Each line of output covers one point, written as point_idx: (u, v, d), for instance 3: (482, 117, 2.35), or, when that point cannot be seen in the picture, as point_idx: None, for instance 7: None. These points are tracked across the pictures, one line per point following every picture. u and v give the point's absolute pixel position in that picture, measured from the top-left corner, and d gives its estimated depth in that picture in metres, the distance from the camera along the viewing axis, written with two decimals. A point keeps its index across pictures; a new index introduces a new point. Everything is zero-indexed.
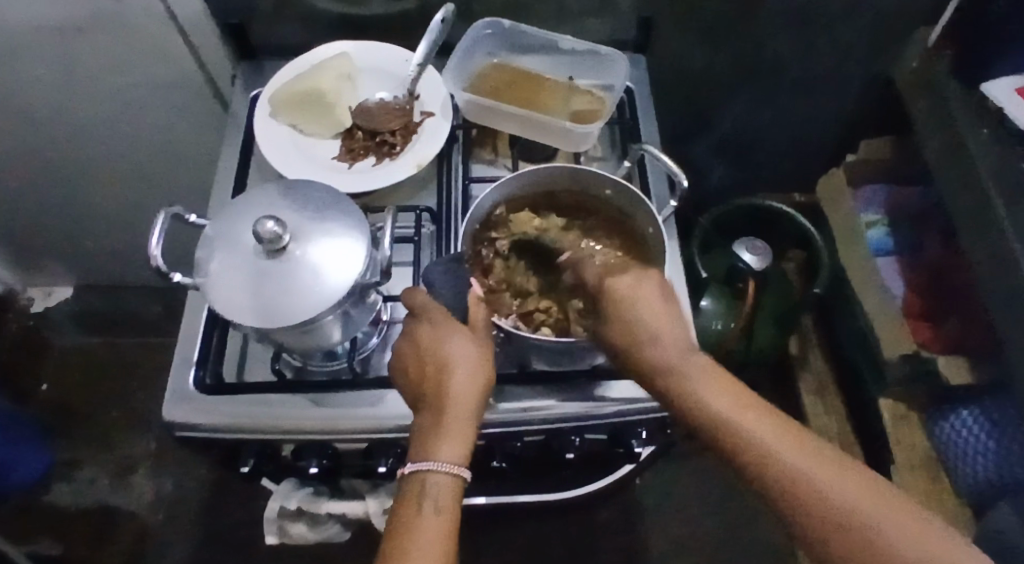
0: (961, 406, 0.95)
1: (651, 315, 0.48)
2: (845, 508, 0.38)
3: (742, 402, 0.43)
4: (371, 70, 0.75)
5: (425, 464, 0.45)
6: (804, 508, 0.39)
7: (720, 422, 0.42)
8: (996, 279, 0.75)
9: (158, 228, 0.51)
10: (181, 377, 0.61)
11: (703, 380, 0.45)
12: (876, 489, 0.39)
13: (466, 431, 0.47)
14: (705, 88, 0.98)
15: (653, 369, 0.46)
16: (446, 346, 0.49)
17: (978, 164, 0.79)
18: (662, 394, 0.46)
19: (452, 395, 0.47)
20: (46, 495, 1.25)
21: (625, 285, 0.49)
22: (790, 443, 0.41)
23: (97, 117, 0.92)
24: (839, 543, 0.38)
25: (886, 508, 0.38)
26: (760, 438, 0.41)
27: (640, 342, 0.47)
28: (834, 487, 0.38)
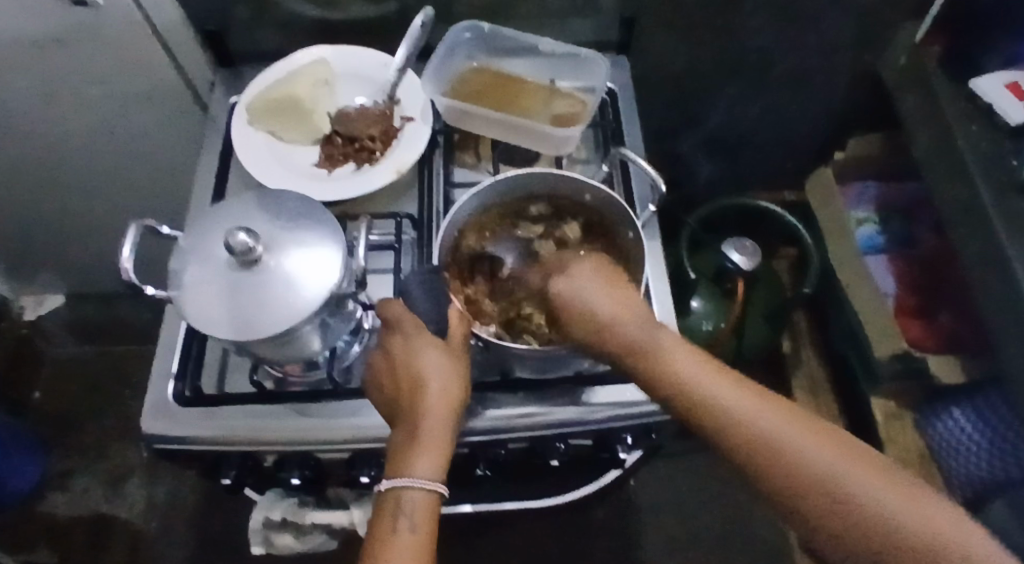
0: (954, 405, 0.95)
1: (607, 303, 0.47)
2: (821, 469, 0.37)
3: (713, 371, 0.43)
4: (350, 75, 0.74)
5: (399, 481, 0.45)
6: (780, 472, 0.38)
7: (688, 394, 0.42)
8: (985, 275, 0.74)
9: (130, 241, 0.50)
10: (160, 390, 0.60)
11: (672, 353, 0.44)
12: (857, 453, 0.38)
13: (441, 445, 0.46)
14: (692, 87, 0.97)
15: (620, 353, 0.46)
16: (419, 359, 0.48)
17: (966, 160, 0.78)
18: (631, 373, 0.46)
19: (427, 410, 0.47)
20: (40, 505, 1.25)
21: (575, 278, 0.49)
22: (763, 407, 0.40)
23: (79, 126, 0.91)
24: (816, 508, 0.37)
25: (864, 469, 0.37)
26: (732, 406, 0.40)
27: (603, 329, 0.47)
28: (809, 450, 0.38)
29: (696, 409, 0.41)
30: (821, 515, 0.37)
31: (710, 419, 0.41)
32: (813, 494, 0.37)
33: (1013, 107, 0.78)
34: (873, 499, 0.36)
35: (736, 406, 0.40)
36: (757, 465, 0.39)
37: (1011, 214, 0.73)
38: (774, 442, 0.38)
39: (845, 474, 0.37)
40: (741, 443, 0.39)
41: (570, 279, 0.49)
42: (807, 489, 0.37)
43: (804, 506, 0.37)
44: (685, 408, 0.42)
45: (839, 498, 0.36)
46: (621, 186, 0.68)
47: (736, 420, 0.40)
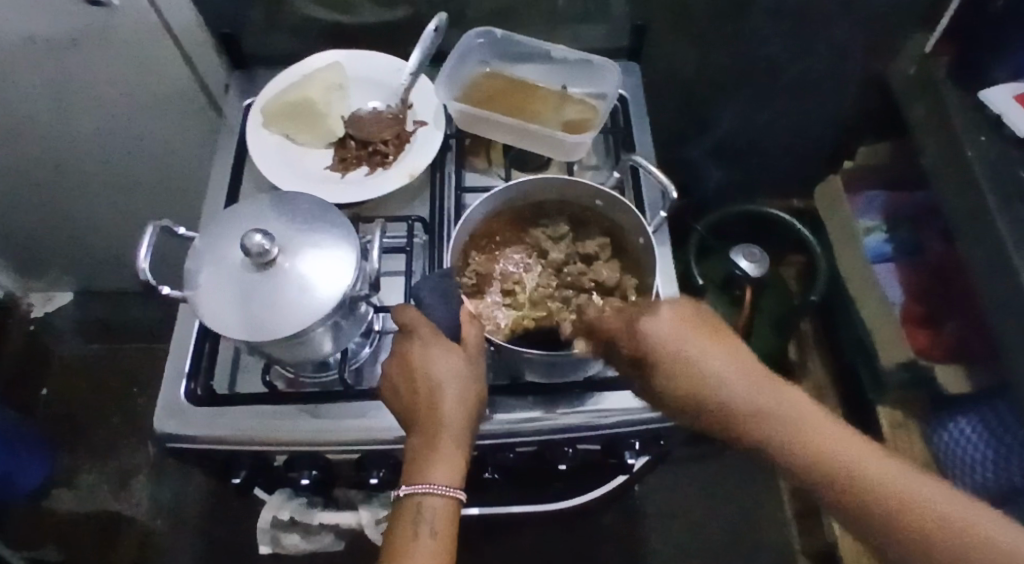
0: (960, 415, 0.93)
1: (709, 354, 0.46)
2: (948, 523, 0.39)
3: (825, 428, 0.43)
4: (363, 79, 0.75)
5: (418, 488, 0.46)
6: (910, 528, 0.39)
7: (804, 452, 0.43)
8: (993, 286, 0.74)
9: (147, 241, 0.51)
10: (173, 389, 0.61)
11: (779, 409, 0.44)
12: (970, 503, 0.40)
13: (458, 452, 0.47)
14: (701, 94, 0.97)
15: (724, 408, 0.45)
16: (433, 367, 0.48)
17: (975, 170, 0.78)
18: (735, 428, 0.46)
19: (444, 417, 0.47)
20: (47, 502, 1.25)
21: (671, 329, 0.47)
22: (880, 461, 0.42)
23: (93, 127, 0.92)
24: (953, 562, 0.38)
25: (986, 519, 0.39)
26: (848, 466, 0.42)
27: (707, 383, 0.46)
28: (933, 503, 0.39)
29: (815, 467, 0.42)
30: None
31: (830, 476, 0.42)
32: (946, 549, 0.38)
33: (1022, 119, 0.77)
34: (1001, 548, 0.37)
35: (856, 463, 0.42)
36: (886, 523, 0.40)
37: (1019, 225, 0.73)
38: (901, 497, 0.40)
39: (973, 527, 0.38)
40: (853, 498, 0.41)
41: (665, 330, 0.47)
42: (938, 544, 0.38)
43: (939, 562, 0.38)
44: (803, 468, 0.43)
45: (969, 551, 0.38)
46: (631, 192, 0.69)
47: (857, 479, 0.41)
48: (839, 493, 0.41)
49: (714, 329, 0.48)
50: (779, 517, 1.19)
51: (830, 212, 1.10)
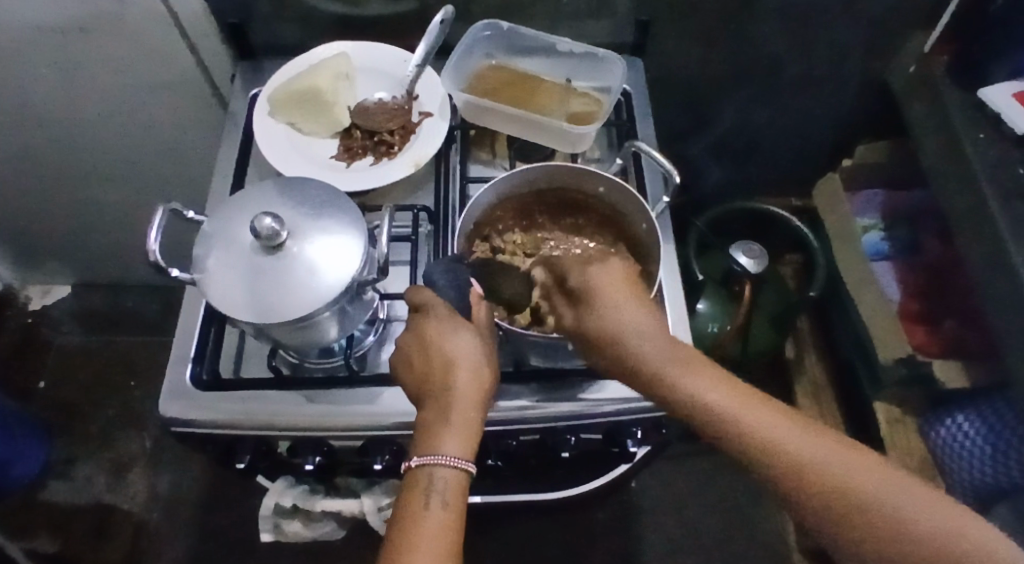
0: (958, 411, 0.94)
1: (628, 309, 0.48)
2: (850, 483, 0.39)
3: (735, 392, 0.44)
4: (369, 70, 0.76)
5: (430, 458, 0.46)
6: (810, 487, 0.40)
7: (709, 410, 0.43)
8: (992, 282, 0.75)
9: (156, 223, 0.51)
10: (178, 372, 0.61)
11: (690, 372, 0.45)
12: (884, 468, 0.40)
13: (470, 426, 0.48)
14: (703, 90, 0.98)
15: (637, 364, 0.46)
16: (449, 342, 0.49)
17: (973, 166, 0.79)
18: (646, 385, 0.46)
19: (456, 392, 0.48)
20: (42, 492, 1.25)
21: (597, 280, 0.50)
22: (789, 426, 0.42)
23: (97, 115, 0.92)
24: (846, 520, 0.38)
25: (892, 481, 0.39)
26: (768, 431, 0.42)
27: (620, 336, 0.47)
28: (836, 464, 0.40)
29: (722, 427, 0.42)
30: (848, 527, 0.38)
31: (737, 435, 0.42)
32: (842, 507, 0.39)
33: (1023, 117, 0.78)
34: (906, 512, 0.38)
35: (765, 427, 0.42)
36: (790, 480, 0.40)
37: (1018, 221, 0.74)
38: (803, 459, 0.40)
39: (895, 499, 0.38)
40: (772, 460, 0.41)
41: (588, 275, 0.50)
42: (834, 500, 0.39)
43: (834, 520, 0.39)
44: (710, 427, 0.43)
45: (870, 509, 0.38)
46: (635, 182, 0.70)
47: (767, 442, 0.41)
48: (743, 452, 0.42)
49: (638, 286, 0.50)
50: (775, 513, 1.20)
51: (829, 210, 1.10)
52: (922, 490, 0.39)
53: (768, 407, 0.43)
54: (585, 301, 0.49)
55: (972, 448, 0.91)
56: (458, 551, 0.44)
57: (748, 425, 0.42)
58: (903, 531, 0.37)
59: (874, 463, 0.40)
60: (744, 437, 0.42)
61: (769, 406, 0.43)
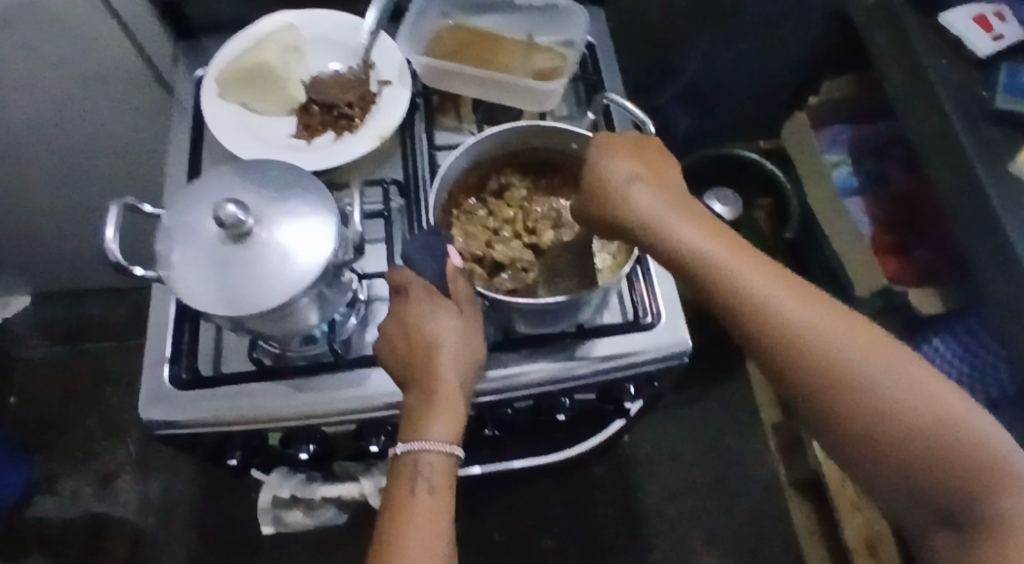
0: (933, 334, 0.92)
1: (630, 177, 0.49)
2: (834, 350, 0.40)
3: (751, 262, 0.43)
4: (320, 41, 0.72)
5: (415, 445, 0.46)
6: (801, 352, 0.40)
7: (714, 268, 0.44)
8: (961, 205, 0.76)
9: (111, 221, 0.48)
10: (155, 375, 0.59)
11: (689, 230, 0.46)
12: (872, 334, 0.40)
13: (457, 408, 0.47)
14: (664, 36, 0.96)
15: (644, 227, 0.47)
16: (432, 323, 0.48)
17: (936, 91, 0.79)
18: (644, 242, 0.48)
19: (440, 375, 0.47)
20: (28, 510, 1.22)
21: (614, 162, 0.50)
22: (798, 296, 0.42)
23: (33, 113, 0.87)
24: (823, 381, 0.40)
25: (876, 349, 0.40)
26: (756, 290, 0.42)
27: (632, 208, 0.48)
28: (818, 329, 0.40)
29: (713, 282, 0.43)
30: (823, 389, 0.40)
31: (738, 297, 0.42)
32: (825, 374, 0.39)
33: (981, 40, 0.80)
34: (884, 384, 0.38)
35: (760, 290, 0.42)
36: (782, 346, 0.41)
37: (983, 143, 0.75)
38: (795, 324, 0.41)
39: (874, 366, 0.39)
40: (757, 318, 0.42)
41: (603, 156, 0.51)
42: (821, 364, 0.40)
43: (814, 389, 0.40)
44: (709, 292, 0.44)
45: (853, 379, 0.39)
46: (606, 135, 0.68)
47: (770, 308, 0.41)
48: (743, 316, 0.42)
49: (648, 156, 0.51)
50: (764, 451, 1.23)
51: (799, 150, 1.10)
52: (918, 371, 0.39)
53: (778, 276, 0.43)
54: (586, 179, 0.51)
55: (951, 369, 0.88)
56: (450, 533, 0.45)
57: (743, 283, 0.43)
58: (880, 405, 0.38)
59: (878, 342, 0.40)
60: (731, 290, 0.43)
61: (769, 270, 0.44)
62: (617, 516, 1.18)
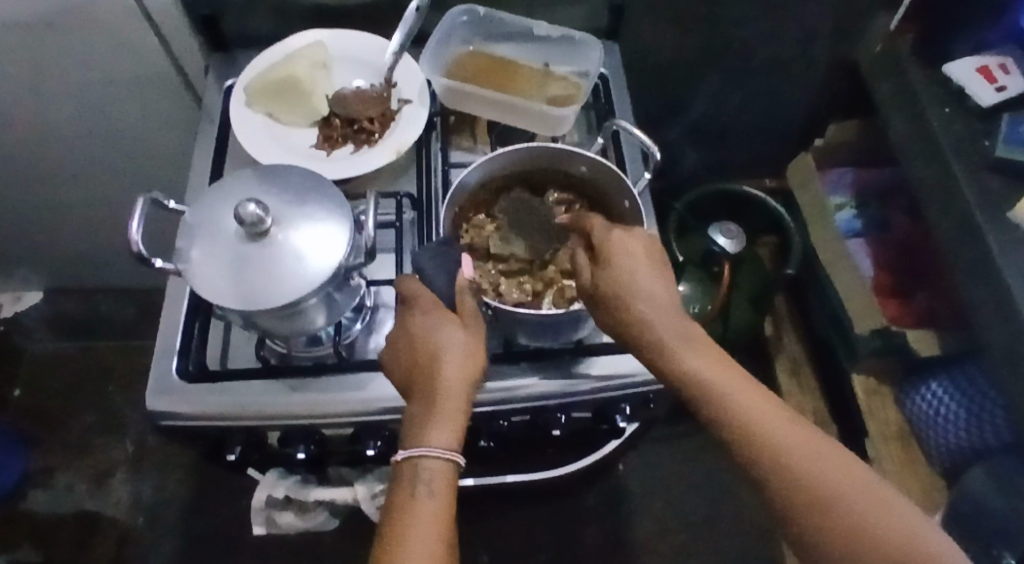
0: (931, 378, 0.95)
1: (641, 271, 0.50)
2: (810, 474, 0.40)
3: (736, 383, 0.45)
4: (346, 59, 0.75)
5: (417, 450, 0.47)
6: (781, 480, 0.40)
7: (707, 388, 0.45)
8: (960, 250, 0.78)
9: (138, 214, 0.51)
10: (164, 366, 0.60)
11: (684, 345, 0.47)
12: (851, 465, 0.40)
13: (458, 417, 0.49)
14: (677, 73, 0.99)
15: (642, 330, 0.48)
16: (437, 334, 0.50)
17: (938, 138, 0.81)
18: (641, 351, 0.49)
19: (444, 382, 0.49)
20: (21, 503, 1.23)
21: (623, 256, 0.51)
22: (777, 419, 0.42)
23: (66, 113, 0.90)
24: (804, 509, 0.39)
25: (853, 480, 0.39)
26: (742, 410, 0.43)
27: (638, 318, 0.48)
28: (792, 452, 0.41)
29: (704, 398, 0.45)
30: (806, 516, 0.39)
31: (722, 416, 0.44)
32: (805, 499, 0.39)
33: (983, 90, 0.82)
34: (863, 515, 0.38)
35: (744, 409, 0.43)
36: (765, 469, 0.41)
37: (983, 190, 0.77)
38: (773, 444, 0.41)
39: (849, 498, 0.39)
40: (740, 438, 0.42)
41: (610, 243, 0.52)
42: (799, 495, 0.39)
43: (794, 513, 0.40)
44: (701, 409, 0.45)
45: (830, 506, 0.39)
46: (614, 159, 0.71)
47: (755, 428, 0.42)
48: (726, 435, 0.43)
49: (658, 252, 0.52)
50: None
51: (802, 189, 1.12)
52: (898, 507, 0.38)
53: (765, 399, 0.44)
54: (597, 255, 0.52)
55: (946, 414, 0.92)
56: (450, 536, 0.46)
57: (726, 402, 0.44)
58: (858, 533, 0.38)
59: (860, 478, 0.40)
60: (718, 406, 0.44)
61: (753, 392, 0.44)
62: (608, 545, 1.17)
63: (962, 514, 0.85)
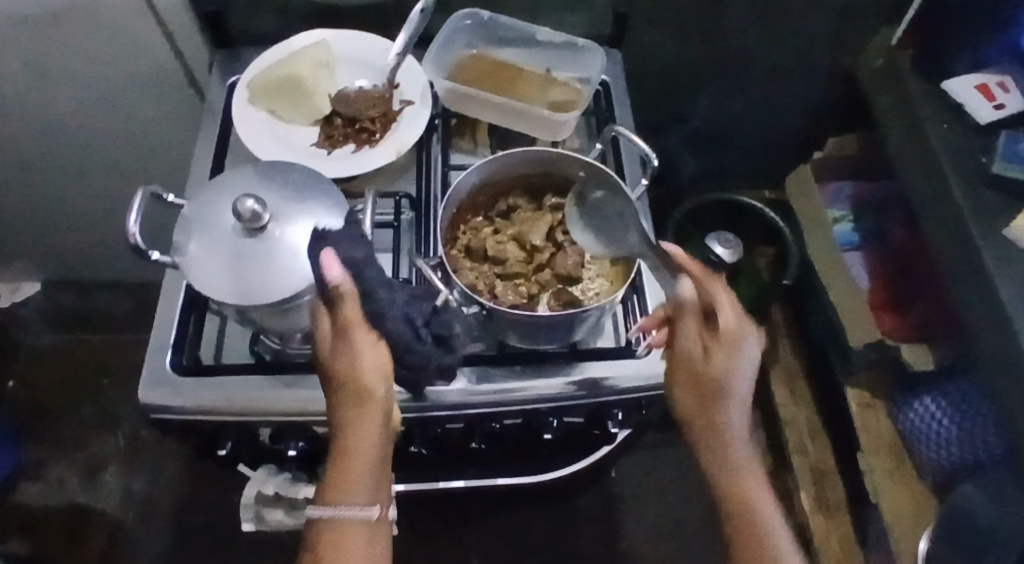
0: (925, 393, 0.96)
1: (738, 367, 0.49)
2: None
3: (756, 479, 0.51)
4: (350, 59, 0.76)
5: (326, 515, 0.48)
6: None
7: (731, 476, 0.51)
8: (955, 264, 0.78)
9: (136, 206, 0.51)
10: (158, 359, 0.61)
11: (734, 435, 0.51)
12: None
13: (363, 482, 0.48)
14: (679, 81, 1.00)
15: (714, 412, 0.50)
16: (338, 398, 0.48)
17: (936, 153, 0.82)
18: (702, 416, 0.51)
19: (345, 452, 0.48)
20: (13, 496, 1.22)
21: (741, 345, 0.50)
22: (775, 523, 0.50)
23: (70, 106, 0.91)
24: None
25: None
26: (748, 502, 0.50)
27: (721, 406, 0.50)
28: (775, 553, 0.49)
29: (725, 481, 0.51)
30: None
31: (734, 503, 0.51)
32: None
33: (982, 107, 0.82)
34: None
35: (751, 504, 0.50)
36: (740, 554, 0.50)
37: (979, 205, 0.78)
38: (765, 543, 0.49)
39: None
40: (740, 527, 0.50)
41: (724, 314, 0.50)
42: None
43: None
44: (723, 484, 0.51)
45: None
46: (613, 164, 0.71)
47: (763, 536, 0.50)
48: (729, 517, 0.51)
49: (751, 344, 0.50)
50: None
51: (800, 200, 1.12)
52: None
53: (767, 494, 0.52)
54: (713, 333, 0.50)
55: (939, 429, 0.92)
56: None
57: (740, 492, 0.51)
58: None
59: None
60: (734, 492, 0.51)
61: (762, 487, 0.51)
62: (599, 551, 1.17)
63: (954, 529, 0.84)
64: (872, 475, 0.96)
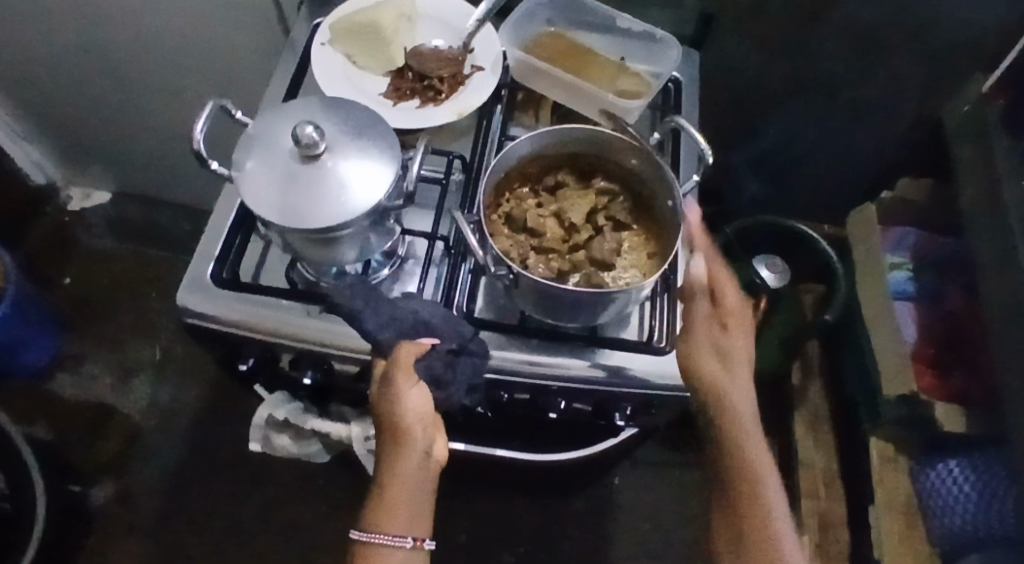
0: (950, 456, 0.94)
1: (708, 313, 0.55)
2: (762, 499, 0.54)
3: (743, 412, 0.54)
4: (431, 17, 0.77)
5: (375, 536, 0.53)
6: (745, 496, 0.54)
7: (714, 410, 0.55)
8: (1007, 325, 0.75)
9: (205, 115, 0.53)
10: (200, 267, 0.63)
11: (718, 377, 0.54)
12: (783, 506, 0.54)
13: (405, 506, 0.53)
14: (753, 95, 0.98)
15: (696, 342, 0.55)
16: (394, 413, 0.51)
17: (1007, 209, 0.78)
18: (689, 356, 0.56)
19: (393, 478, 0.52)
20: (49, 382, 1.29)
21: (719, 346, 0.54)
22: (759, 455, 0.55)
23: (165, 25, 0.96)
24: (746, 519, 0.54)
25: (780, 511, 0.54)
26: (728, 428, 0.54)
27: (716, 357, 0.55)
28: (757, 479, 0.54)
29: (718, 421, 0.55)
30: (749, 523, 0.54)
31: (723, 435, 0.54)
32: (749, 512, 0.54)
33: None
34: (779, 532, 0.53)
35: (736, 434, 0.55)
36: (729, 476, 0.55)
37: None
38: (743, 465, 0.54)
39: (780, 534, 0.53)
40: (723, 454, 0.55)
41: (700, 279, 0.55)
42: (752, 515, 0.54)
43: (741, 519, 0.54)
44: (735, 479, 0.54)
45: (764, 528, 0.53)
46: (669, 156, 0.71)
47: (752, 473, 0.54)
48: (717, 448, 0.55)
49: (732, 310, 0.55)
50: None
51: (861, 241, 1.09)
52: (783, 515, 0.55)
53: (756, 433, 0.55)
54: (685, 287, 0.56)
55: (958, 495, 0.91)
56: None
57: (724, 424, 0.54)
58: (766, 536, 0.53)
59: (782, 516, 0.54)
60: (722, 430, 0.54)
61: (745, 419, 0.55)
62: (586, 550, 1.16)
63: None
64: (878, 531, 0.94)
